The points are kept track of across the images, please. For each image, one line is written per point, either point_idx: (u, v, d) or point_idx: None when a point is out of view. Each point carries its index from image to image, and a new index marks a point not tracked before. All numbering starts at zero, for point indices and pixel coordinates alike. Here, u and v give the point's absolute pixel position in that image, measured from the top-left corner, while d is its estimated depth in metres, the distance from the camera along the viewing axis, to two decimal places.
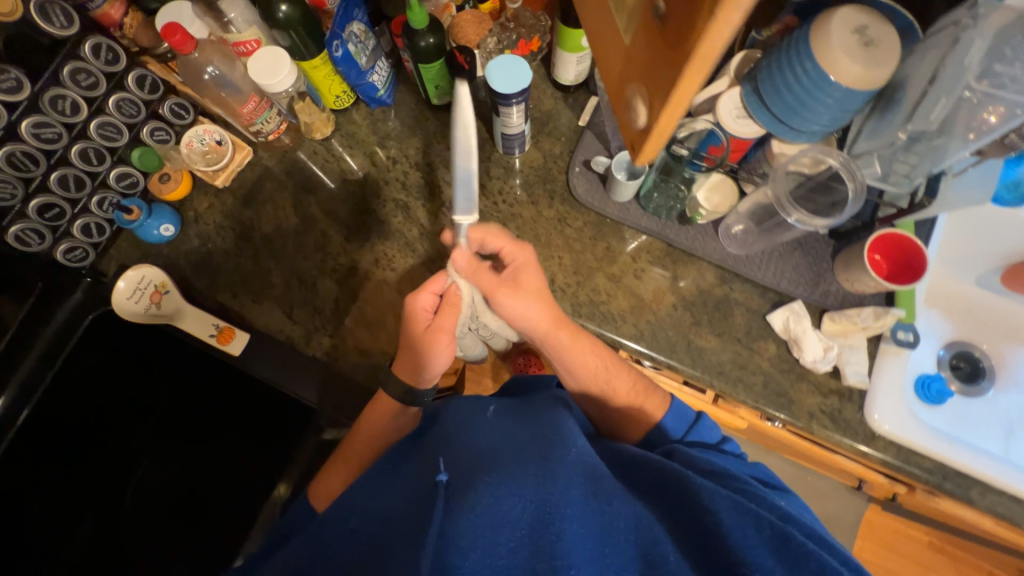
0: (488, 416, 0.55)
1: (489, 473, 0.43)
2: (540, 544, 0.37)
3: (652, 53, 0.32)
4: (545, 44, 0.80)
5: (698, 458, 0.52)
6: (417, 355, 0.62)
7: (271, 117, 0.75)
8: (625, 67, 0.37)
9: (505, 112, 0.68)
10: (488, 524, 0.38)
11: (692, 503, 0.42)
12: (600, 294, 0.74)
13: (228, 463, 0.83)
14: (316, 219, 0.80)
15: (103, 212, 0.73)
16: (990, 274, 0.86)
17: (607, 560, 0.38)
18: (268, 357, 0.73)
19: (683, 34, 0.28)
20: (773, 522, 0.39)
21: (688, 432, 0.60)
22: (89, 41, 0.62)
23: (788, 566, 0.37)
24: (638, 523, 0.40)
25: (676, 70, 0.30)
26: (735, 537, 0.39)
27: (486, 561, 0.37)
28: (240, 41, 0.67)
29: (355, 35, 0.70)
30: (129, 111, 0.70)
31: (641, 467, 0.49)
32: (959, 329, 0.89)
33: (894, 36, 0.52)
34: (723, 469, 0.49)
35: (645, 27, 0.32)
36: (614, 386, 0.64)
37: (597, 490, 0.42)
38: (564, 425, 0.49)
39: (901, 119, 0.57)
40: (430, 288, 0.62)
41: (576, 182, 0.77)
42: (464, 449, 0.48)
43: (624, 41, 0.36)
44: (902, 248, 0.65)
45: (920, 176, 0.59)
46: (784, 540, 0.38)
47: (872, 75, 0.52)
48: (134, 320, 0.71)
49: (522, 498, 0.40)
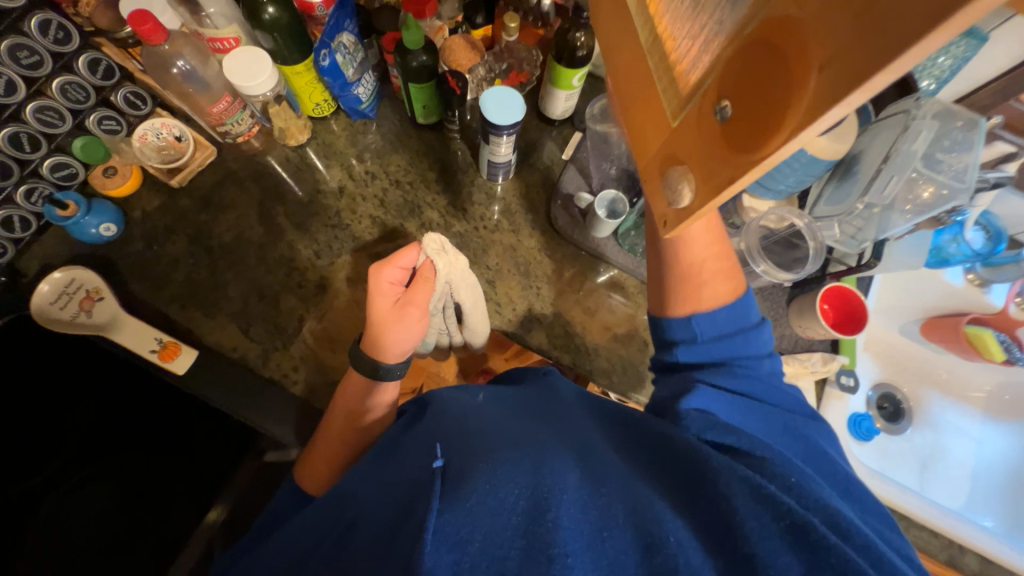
0: (480, 401, 0.48)
1: (483, 457, 0.36)
2: (536, 532, 0.30)
3: (703, 134, 0.23)
4: (534, 76, 0.80)
5: (724, 404, 0.41)
6: (383, 333, 0.56)
7: (243, 118, 0.70)
8: (656, 145, 0.27)
9: (495, 141, 0.67)
10: (484, 511, 0.31)
11: (702, 483, 0.35)
12: (575, 325, 0.76)
13: (141, 512, 0.75)
14: (283, 230, 0.75)
15: (31, 204, 0.65)
16: (911, 324, 0.95)
17: (605, 545, 0.31)
18: (217, 378, 0.66)
19: (761, 120, 0.20)
20: (795, 510, 0.31)
21: (731, 336, 0.47)
22: (36, 16, 0.56)
23: (807, 563, 0.29)
24: (635, 504, 0.33)
25: (727, 168, 0.21)
26: (751, 526, 0.31)
27: (481, 555, 0.29)
28: (217, 37, 0.63)
29: (344, 46, 0.67)
30: (76, 96, 0.63)
31: (644, 432, 0.41)
32: (886, 372, 0.97)
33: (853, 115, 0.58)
34: (750, 427, 0.40)
35: (700, 102, 0.23)
36: (688, 255, 0.50)
37: (592, 476, 0.35)
38: (565, 422, 0.43)
39: (859, 192, 0.62)
40: (396, 262, 0.57)
41: (556, 213, 0.78)
42: (456, 431, 0.41)
43: (664, 107, 0.26)
44: (847, 301, 0.71)
45: (867, 240, 0.65)
46: (802, 532, 0.30)
47: (835, 146, 0.57)
48: (58, 330, 0.62)
49: (518, 482, 0.33)
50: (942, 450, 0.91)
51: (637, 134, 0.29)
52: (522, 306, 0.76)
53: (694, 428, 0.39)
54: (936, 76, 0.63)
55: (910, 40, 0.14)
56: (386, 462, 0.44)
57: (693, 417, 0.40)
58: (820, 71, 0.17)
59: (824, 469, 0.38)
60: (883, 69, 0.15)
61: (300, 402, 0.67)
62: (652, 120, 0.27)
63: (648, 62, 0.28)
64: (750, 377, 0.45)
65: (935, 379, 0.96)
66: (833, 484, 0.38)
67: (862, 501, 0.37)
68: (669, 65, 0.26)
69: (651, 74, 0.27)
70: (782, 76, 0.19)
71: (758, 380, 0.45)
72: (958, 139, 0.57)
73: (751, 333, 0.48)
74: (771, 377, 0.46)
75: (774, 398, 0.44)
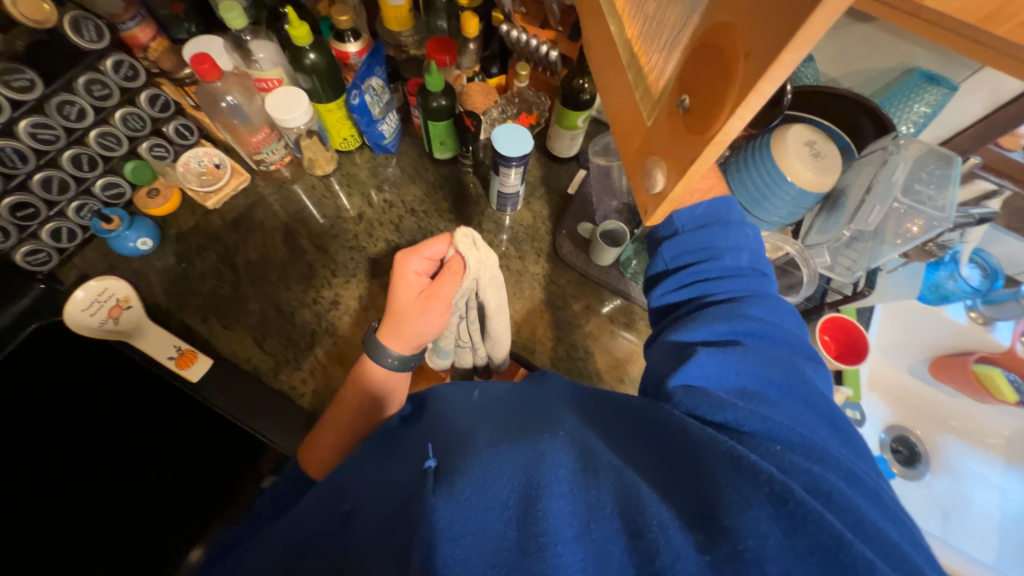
0: (475, 398, 0.49)
1: (476, 452, 0.37)
2: (526, 524, 0.31)
3: (673, 121, 0.26)
4: (543, 119, 0.88)
5: (716, 364, 0.42)
6: (409, 322, 0.59)
7: (277, 149, 0.77)
8: (644, 140, 0.30)
9: (504, 172, 0.73)
10: (476, 507, 0.32)
11: (692, 464, 0.35)
12: (578, 349, 0.77)
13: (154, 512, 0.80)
14: (305, 252, 0.80)
15: (80, 218, 0.71)
16: (919, 363, 0.94)
17: (593, 535, 0.31)
18: (228, 387, 0.68)
19: (714, 99, 0.23)
20: (775, 479, 0.31)
21: (707, 226, 0.53)
22: (112, 57, 0.64)
23: (787, 529, 0.30)
24: (624, 490, 0.34)
25: (693, 144, 0.25)
26: (732, 500, 0.31)
27: (476, 548, 0.30)
28: (262, 78, 0.72)
29: (373, 88, 0.75)
30: (134, 125, 0.71)
31: (638, 417, 0.41)
32: (897, 414, 0.96)
33: (831, 161, 0.62)
34: (747, 381, 0.40)
35: (670, 97, 0.27)
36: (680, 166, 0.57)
37: (584, 462, 0.36)
38: (559, 414, 0.43)
39: (844, 220, 0.65)
40: (423, 252, 0.61)
41: (561, 243, 0.82)
42: (449, 431, 0.42)
43: (644, 108, 0.30)
44: (848, 333, 0.72)
45: (861, 270, 0.66)
46: (783, 500, 0.30)
47: (811, 177, 0.61)
48: (87, 334, 0.67)
49: (513, 473, 0.34)
50: (964, 500, 0.88)
51: (623, 137, 0.33)
52: (526, 329, 0.79)
53: (683, 404, 0.40)
54: (913, 122, 0.67)
55: (802, 18, 0.18)
56: (386, 458, 0.45)
57: (680, 394, 0.40)
58: (746, 59, 0.21)
59: (821, 410, 0.40)
60: (786, 45, 0.19)
61: (305, 413, 0.69)
62: (635, 125, 0.31)
63: (628, 75, 0.32)
64: (751, 322, 0.45)
65: (949, 424, 0.94)
66: (828, 428, 0.39)
67: (858, 444, 0.40)
68: (644, 77, 0.31)
69: (631, 86, 0.31)
70: (722, 69, 0.22)
71: (760, 321, 0.46)
72: (934, 173, 0.62)
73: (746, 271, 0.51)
74: (749, 277, 0.50)
75: (779, 336, 0.45)
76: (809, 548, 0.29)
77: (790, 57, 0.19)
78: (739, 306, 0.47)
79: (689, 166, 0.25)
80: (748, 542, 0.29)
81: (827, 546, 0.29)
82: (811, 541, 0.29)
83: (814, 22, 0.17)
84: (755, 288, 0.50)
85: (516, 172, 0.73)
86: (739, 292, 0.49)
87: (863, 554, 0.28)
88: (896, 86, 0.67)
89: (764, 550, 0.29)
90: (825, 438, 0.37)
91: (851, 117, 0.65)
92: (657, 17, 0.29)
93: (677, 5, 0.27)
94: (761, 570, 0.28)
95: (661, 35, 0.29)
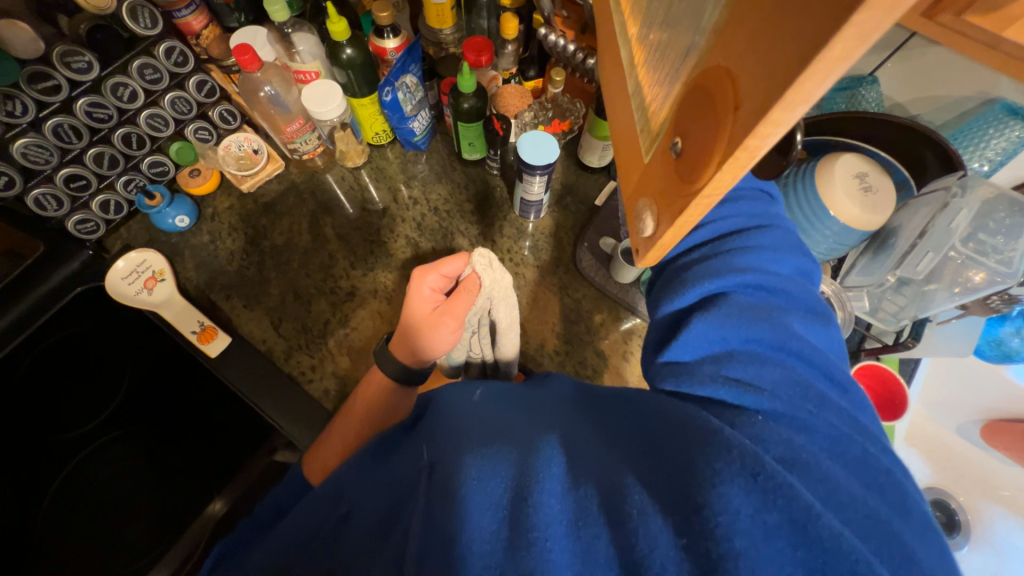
0: (476, 398, 0.45)
1: (471, 449, 0.36)
2: (517, 519, 0.30)
3: (666, 162, 0.24)
4: (576, 126, 0.85)
5: (703, 332, 0.39)
6: (424, 338, 0.59)
7: (310, 139, 0.79)
8: (643, 175, 0.28)
9: (528, 180, 0.71)
10: (478, 506, 0.31)
11: (670, 444, 0.32)
12: (586, 367, 0.75)
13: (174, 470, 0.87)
14: (328, 240, 0.82)
15: (126, 191, 0.76)
16: (970, 424, 0.85)
17: (580, 534, 0.29)
18: (243, 365, 0.71)
19: (702, 142, 0.21)
20: (748, 450, 0.29)
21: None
22: (165, 44, 0.67)
23: (758, 502, 0.27)
24: (607, 479, 0.32)
25: (681, 190, 0.22)
26: (703, 472, 0.29)
27: (473, 551, 0.29)
28: (301, 70, 0.74)
29: (406, 86, 0.75)
30: (182, 108, 0.74)
31: (628, 412, 0.39)
32: (937, 474, 0.87)
33: (877, 199, 0.56)
34: (732, 344, 0.38)
35: (666, 133, 0.25)
36: None
37: (575, 459, 0.34)
38: (555, 416, 0.41)
39: (891, 264, 0.60)
40: (441, 269, 0.61)
41: (581, 255, 0.79)
42: (443, 417, 0.42)
43: (645, 142, 0.28)
44: (885, 383, 0.64)
45: (907, 318, 0.62)
46: (753, 473, 0.28)
47: (841, 204, 0.55)
48: (123, 301, 0.72)
49: (505, 470, 0.33)
50: None
51: (622, 166, 0.31)
52: (536, 340, 0.77)
53: (668, 383, 0.39)
54: (988, 159, 0.61)
55: (789, 80, 0.16)
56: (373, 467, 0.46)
57: (664, 372, 0.40)
58: (735, 111, 0.18)
59: (816, 364, 0.37)
60: (773, 105, 0.16)
61: (313, 402, 0.70)
62: (633, 156, 0.29)
63: (632, 103, 0.30)
64: (743, 274, 0.41)
65: (998, 492, 0.85)
66: (824, 382, 0.37)
67: (855, 396, 0.38)
68: (647, 108, 0.28)
69: (631, 113, 0.30)
70: (711, 116, 0.20)
71: (753, 271, 0.41)
72: (1006, 221, 0.55)
73: (745, 196, 0.47)
74: (752, 201, 0.47)
75: (773, 285, 0.41)
76: (790, 533, 0.26)
77: (780, 115, 0.16)
78: (728, 259, 0.42)
79: (678, 216, 0.23)
80: (723, 523, 0.27)
81: (796, 515, 0.26)
82: (781, 515, 0.26)
83: (803, 85, 0.15)
84: (753, 213, 0.46)
85: (538, 181, 0.71)
86: (742, 219, 0.45)
87: (832, 527, 0.26)
88: (971, 117, 0.60)
89: (734, 526, 0.27)
90: (819, 392, 0.35)
91: (914, 150, 0.59)
92: (662, 45, 0.27)
93: (681, 36, 0.25)
94: (731, 547, 0.26)
95: (664, 67, 0.26)
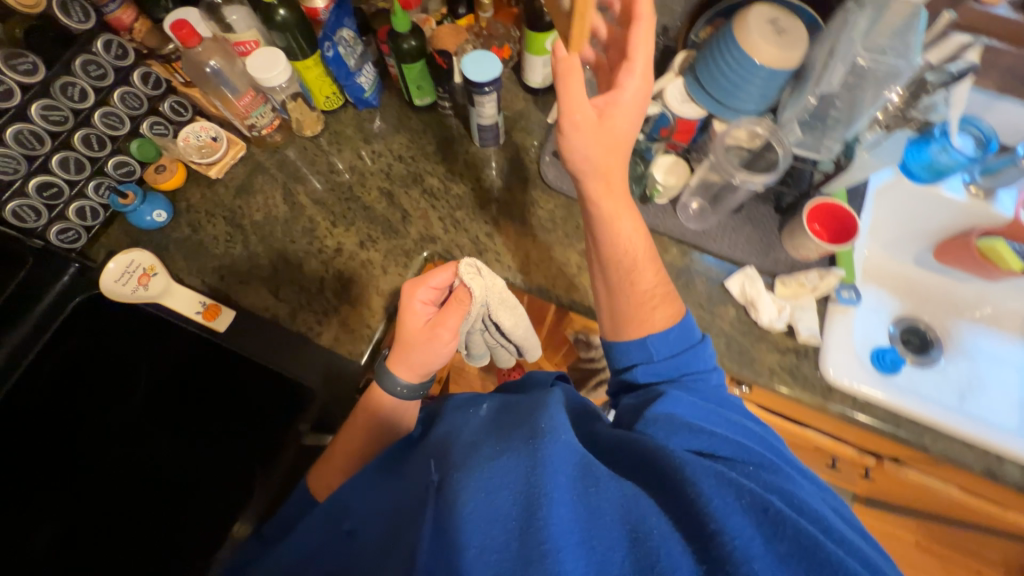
0: (482, 413, 0.49)
1: (478, 463, 0.39)
2: (528, 532, 0.33)
3: None
4: (514, 52, 0.89)
5: (690, 408, 0.46)
6: (416, 352, 0.62)
7: (265, 112, 0.82)
8: None
9: (480, 101, 0.75)
10: (482, 520, 0.35)
11: (673, 477, 0.37)
12: (572, 267, 0.81)
13: None
14: (305, 207, 0.84)
15: (98, 196, 0.77)
16: (924, 252, 0.94)
17: (593, 543, 0.34)
18: (259, 334, 0.77)
19: None
20: (753, 491, 0.35)
21: (681, 353, 0.57)
22: (101, 37, 0.69)
23: (767, 535, 0.33)
24: (627, 504, 0.36)
25: None
26: (717, 504, 0.34)
27: (483, 558, 0.33)
28: (240, 41, 0.76)
29: (344, 40, 0.79)
30: (132, 104, 0.76)
31: (619, 451, 0.43)
32: (905, 305, 0.96)
33: (793, 39, 0.62)
34: (720, 423, 0.45)
35: None
36: (635, 280, 0.60)
37: (584, 471, 0.38)
38: (546, 406, 0.44)
39: (810, 86, 0.66)
40: (429, 282, 0.62)
41: (546, 169, 0.85)
42: (451, 446, 0.45)
43: None
44: (838, 218, 0.72)
45: (838, 144, 0.69)
46: (762, 507, 0.34)
47: (757, 48, 0.61)
48: (124, 301, 0.75)
49: (513, 485, 0.36)
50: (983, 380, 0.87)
51: None
52: (521, 255, 0.82)
53: (660, 433, 0.44)
54: None
55: None
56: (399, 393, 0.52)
57: (661, 424, 0.44)
58: None
59: (777, 449, 0.46)
60: None
61: (326, 352, 0.76)
62: None
63: None
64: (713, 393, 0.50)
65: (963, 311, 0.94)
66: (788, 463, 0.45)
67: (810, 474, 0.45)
68: None
69: None
70: None
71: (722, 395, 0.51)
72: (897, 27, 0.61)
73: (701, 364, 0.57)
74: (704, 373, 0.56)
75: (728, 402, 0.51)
76: (785, 547, 0.33)
77: None
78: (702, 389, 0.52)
79: None
80: (735, 543, 0.33)
81: (800, 543, 0.33)
82: (789, 544, 0.33)
83: None
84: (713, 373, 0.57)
85: (488, 99, 0.75)
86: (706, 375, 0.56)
87: (832, 552, 0.32)
88: None
89: (748, 550, 0.32)
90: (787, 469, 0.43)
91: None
92: None
93: None
94: (748, 567, 0.32)
95: None
